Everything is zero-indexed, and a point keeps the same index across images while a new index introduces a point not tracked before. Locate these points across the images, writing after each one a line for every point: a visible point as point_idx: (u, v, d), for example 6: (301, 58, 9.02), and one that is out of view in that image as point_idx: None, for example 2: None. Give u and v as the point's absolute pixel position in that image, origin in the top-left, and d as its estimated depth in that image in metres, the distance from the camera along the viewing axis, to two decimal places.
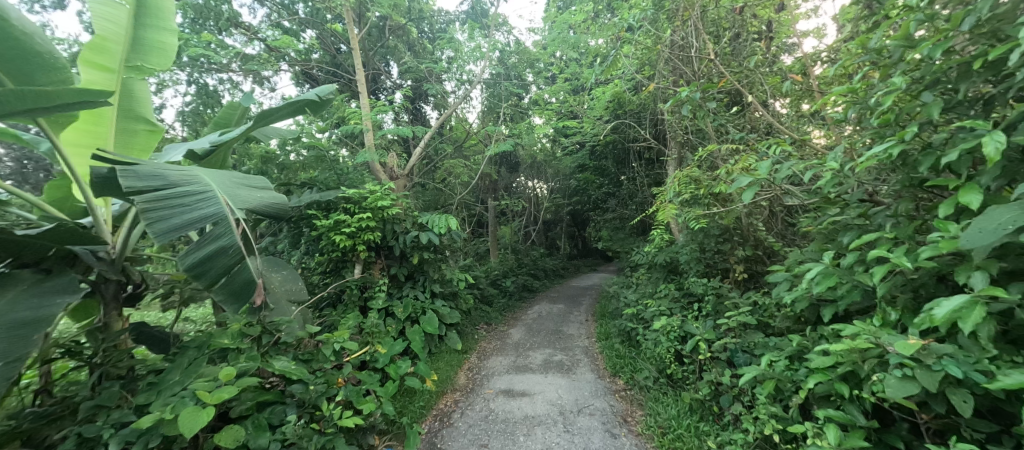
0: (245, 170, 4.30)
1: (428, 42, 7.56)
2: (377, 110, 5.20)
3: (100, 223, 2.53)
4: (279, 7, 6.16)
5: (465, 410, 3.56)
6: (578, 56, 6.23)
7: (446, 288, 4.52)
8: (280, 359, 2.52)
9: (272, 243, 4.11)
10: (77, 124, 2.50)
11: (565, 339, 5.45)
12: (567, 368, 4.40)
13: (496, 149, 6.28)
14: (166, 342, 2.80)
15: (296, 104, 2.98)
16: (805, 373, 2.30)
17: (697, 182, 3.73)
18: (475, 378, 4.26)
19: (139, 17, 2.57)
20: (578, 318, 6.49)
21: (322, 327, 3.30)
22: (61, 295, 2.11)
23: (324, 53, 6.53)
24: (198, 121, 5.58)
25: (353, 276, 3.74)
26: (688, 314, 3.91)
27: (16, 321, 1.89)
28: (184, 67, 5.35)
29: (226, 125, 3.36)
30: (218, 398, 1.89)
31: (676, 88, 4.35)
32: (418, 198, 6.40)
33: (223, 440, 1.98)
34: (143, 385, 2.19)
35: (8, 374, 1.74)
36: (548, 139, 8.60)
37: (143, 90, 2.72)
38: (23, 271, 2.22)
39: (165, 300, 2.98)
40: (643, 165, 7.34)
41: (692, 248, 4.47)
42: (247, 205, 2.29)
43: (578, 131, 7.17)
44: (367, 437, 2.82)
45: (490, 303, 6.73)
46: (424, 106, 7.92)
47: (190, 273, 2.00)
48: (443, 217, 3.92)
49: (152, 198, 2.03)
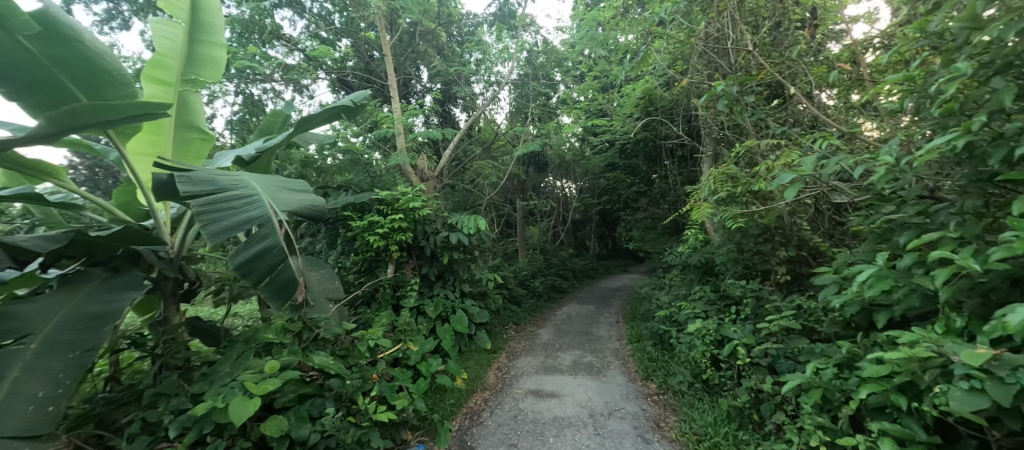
0: (287, 174, 4.54)
1: (457, 45, 7.68)
2: (408, 113, 5.35)
3: (161, 225, 2.75)
4: (316, 18, 6.46)
5: (495, 410, 3.59)
6: (607, 53, 6.14)
7: (476, 288, 4.58)
8: (319, 354, 2.64)
9: (311, 243, 4.31)
10: (141, 134, 2.73)
11: (595, 340, 5.37)
12: (598, 370, 4.34)
13: (524, 149, 6.30)
14: (217, 336, 3.00)
15: (332, 110, 3.08)
16: (856, 382, 2.14)
17: (734, 179, 3.58)
18: (504, 377, 4.28)
19: (193, 34, 2.77)
20: (609, 319, 6.38)
21: (358, 324, 3.43)
22: (128, 291, 2.31)
23: (359, 60, 6.78)
24: (245, 129, 5.97)
25: (386, 275, 3.86)
26: (725, 317, 3.75)
27: (91, 314, 2.11)
28: (232, 79, 5.74)
29: (270, 132, 3.55)
30: (263, 389, 2.01)
31: (710, 83, 4.19)
32: (447, 199, 6.52)
33: (268, 429, 2.10)
34: (197, 376, 2.36)
35: (85, 362, 1.94)
36: (577, 138, 8.51)
37: (197, 101, 2.92)
38: (95, 268, 2.45)
39: (216, 296, 3.19)
40: (676, 163, 7.13)
41: (730, 248, 4.28)
42: (289, 208, 2.43)
43: (607, 129, 7.06)
44: (400, 432, 2.90)
45: (519, 302, 6.75)
46: (453, 109, 8.06)
47: (239, 271, 2.13)
48: (472, 217, 3.98)
49: (206, 202, 2.19)
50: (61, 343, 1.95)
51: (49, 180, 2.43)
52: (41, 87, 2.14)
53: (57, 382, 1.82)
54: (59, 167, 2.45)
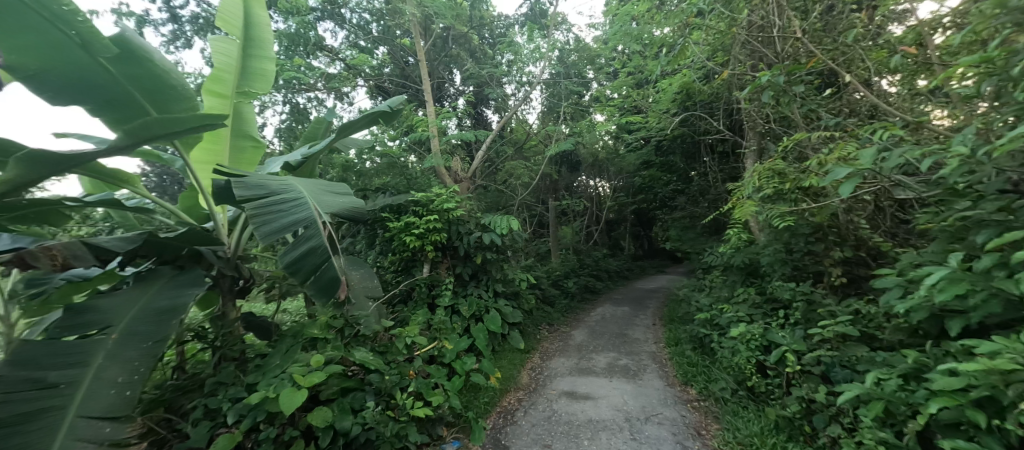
0: (329, 177, 4.78)
1: (489, 48, 7.76)
2: (442, 116, 5.48)
3: (219, 227, 2.98)
4: (356, 28, 6.75)
5: (528, 410, 3.60)
6: (642, 48, 5.98)
7: (508, 288, 4.60)
8: (360, 350, 2.75)
9: (352, 243, 4.50)
10: (202, 144, 2.95)
11: (631, 343, 5.24)
12: (634, 374, 4.24)
13: (556, 149, 6.26)
14: (268, 330, 3.20)
15: (370, 115, 3.22)
16: (924, 396, 1.96)
17: (782, 175, 3.35)
18: (538, 377, 4.28)
19: (246, 48, 2.97)
20: (645, 322, 6.20)
21: (396, 321, 3.55)
22: (191, 287, 2.53)
23: (395, 67, 7.01)
24: (291, 136, 6.35)
25: (422, 275, 3.97)
26: (773, 322, 3.54)
27: (161, 308, 2.33)
28: (280, 89, 6.11)
29: (314, 138, 3.75)
30: (309, 381, 2.13)
31: (753, 74, 3.97)
32: (480, 200, 6.60)
33: (314, 420, 2.22)
34: (252, 367, 2.54)
35: (156, 351, 2.13)
36: (611, 136, 8.35)
37: (250, 112, 3.14)
38: (164, 267, 2.69)
39: (267, 293, 3.42)
40: (716, 159, 6.85)
41: (777, 248, 4.03)
42: (331, 209, 2.55)
43: (642, 126, 6.87)
44: (437, 427, 2.99)
45: (552, 303, 6.71)
46: (485, 111, 8.15)
47: (287, 270, 2.28)
48: (505, 218, 4.02)
49: (259, 205, 2.36)
50: (137, 334, 2.18)
51: (124, 186, 2.68)
52: (117, 103, 2.37)
53: (133, 369, 2.03)
54: (132, 174, 2.70)
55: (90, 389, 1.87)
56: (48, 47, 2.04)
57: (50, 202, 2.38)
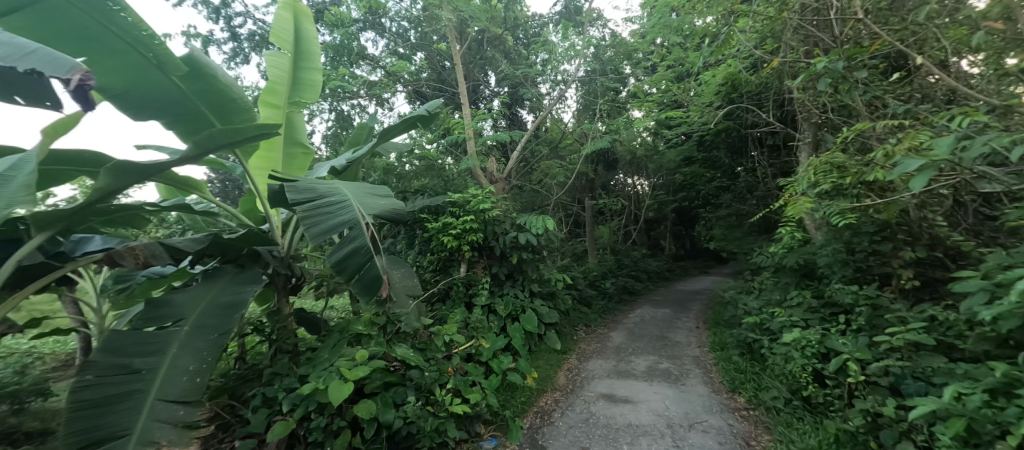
0: (371, 180, 5.00)
1: (524, 48, 7.77)
2: (478, 118, 5.57)
3: (274, 228, 3.19)
4: (395, 36, 7.01)
5: (566, 411, 3.57)
6: (682, 40, 5.74)
7: (545, 288, 4.59)
8: (401, 347, 2.85)
9: (393, 243, 4.67)
10: (259, 152, 3.15)
11: (673, 347, 5.04)
12: (676, 378, 4.08)
13: (592, 147, 6.17)
14: (318, 326, 3.40)
15: (409, 120, 3.33)
16: (1017, 415, 1.72)
17: (840, 169, 3.15)
18: (575, 379, 4.24)
19: (297, 62, 3.18)
20: (687, 324, 5.96)
21: (435, 319, 3.65)
22: (251, 284, 2.73)
23: (432, 72, 7.20)
24: (337, 142, 6.71)
25: (459, 274, 4.05)
26: (832, 328, 3.28)
27: (226, 303, 2.54)
28: (326, 98, 6.47)
29: (357, 144, 3.92)
30: (355, 375, 2.24)
31: (807, 61, 3.69)
32: (515, 200, 6.62)
33: (359, 412, 2.33)
34: (303, 360, 2.70)
35: (220, 343, 2.33)
36: (650, 132, 8.10)
37: (300, 121, 3.33)
38: (227, 265, 2.93)
39: (317, 290, 3.62)
40: (765, 152, 6.45)
41: (836, 248, 3.73)
42: (374, 211, 2.66)
43: (683, 121, 6.61)
44: (474, 425, 3.03)
45: (589, 304, 6.60)
46: (521, 111, 8.18)
47: (334, 268, 2.41)
48: (540, 218, 4.04)
49: (308, 208, 2.51)
50: (206, 326, 2.39)
51: (193, 192, 2.94)
52: (189, 117, 2.62)
53: (202, 358, 2.23)
54: (199, 181, 2.96)
55: (166, 376, 2.09)
56: (131, 69, 2.29)
57: (132, 208, 2.66)
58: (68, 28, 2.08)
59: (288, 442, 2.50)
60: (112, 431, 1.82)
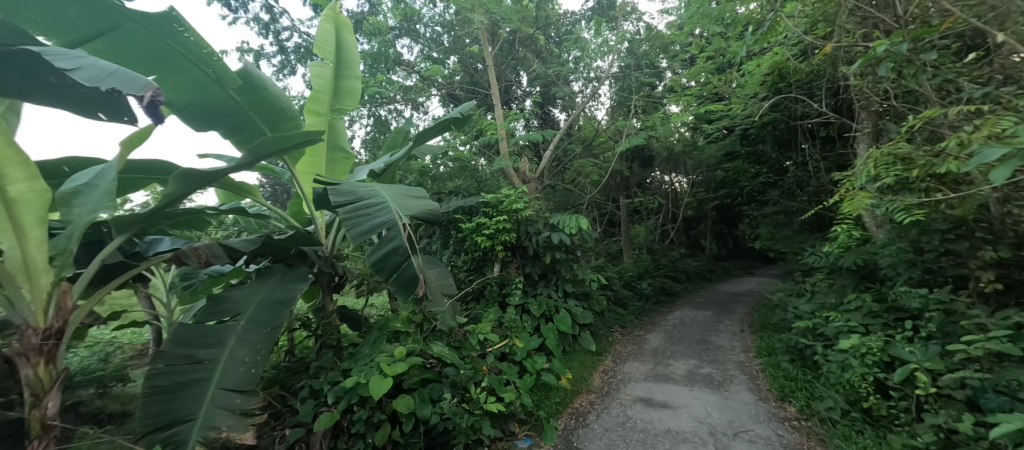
0: (408, 182, 5.16)
1: (556, 46, 7.73)
2: (510, 119, 5.62)
3: (319, 229, 3.35)
4: (429, 41, 7.20)
5: (601, 413, 3.51)
6: (723, 29, 5.47)
7: (579, 288, 4.55)
8: (437, 344, 2.91)
9: (428, 243, 4.78)
10: (305, 157, 3.32)
11: (715, 351, 4.82)
12: (718, 384, 3.90)
13: (627, 144, 6.04)
14: (359, 322, 3.55)
15: (443, 122, 3.40)
16: None
17: (906, 160, 2.87)
18: (610, 381, 4.16)
19: (339, 70, 3.33)
20: (730, 328, 5.68)
21: (469, 318, 3.71)
22: (298, 283, 2.89)
23: (465, 74, 7.31)
24: (375, 146, 6.99)
25: (493, 273, 4.09)
26: (897, 335, 3.01)
27: (277, 300, 2.71)
28: (365, 104, 6.74)
29: (394, 147, 4.06)
30: (394, 371, 2.32)
31: (865, 44, 3.40)
32: (548, 200, 6.60)
33: (398, 406, 2.41)
34: (346, 355, 2.83)
35: (273, 337, 2.50)
36: (688, 127, 7.81)
37: (342, 127, 3.48)
38: (278, 264, 3.11)
39: (358, 288, 3.79)
40: (817, 145, 6.04)
41: (901, 247, 3.41)
42: (411, 212, 2.74)
43: (724, 114, 6.29)
44: (509, 423, 3.04)
45: (625, 305, 6.44)
46: (553, 110, 8.16)
47: (374, 268, 2.52)
48: (574, 217, 4.01)
49: (350, 210, 2.63)
50: (259, 321, 2.56)
51: (246, 196, 3.16)
52: (242, 126, 2.82)
53: (256, 351, 2.40)
54: (252, 185, 3.17)
55: (226, 367, 2.27)
56: (193, 85, 2.49)
57: (195, 211, 2.90)
58: (138, 49, 2.28)
59: (333, 433, 2.62)
60: (182, 415, 2.03)
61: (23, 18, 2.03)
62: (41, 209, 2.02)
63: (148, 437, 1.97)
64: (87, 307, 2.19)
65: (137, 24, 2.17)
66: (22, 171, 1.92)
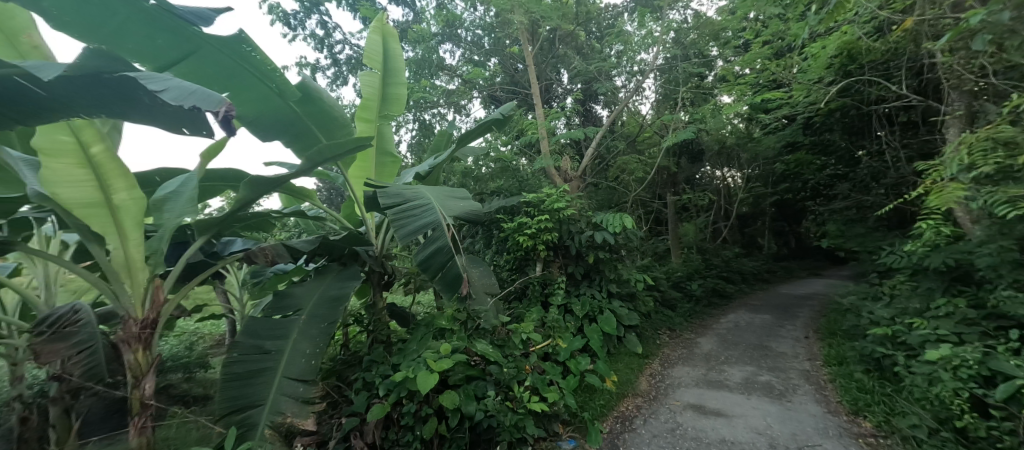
0: (451, 184, 5.31)
1: (597, 42, 7.56)
2: (551, 117, 5.61)
3: (369, 230, 3.51)
4: (470, 45, 7.37)
5: (648, 418, 3.40)
6: (782, 10, 5.07)
7: (623, 289, 4.42)
8: (481, 343, 2.96)
9: (471, 243, 4.87)
10: (357, 162, 3.49)
11: (775, 358, 4.47)
12: (779, 393, 3.62)
13: (674, 139, 5.79)
14: (407, 319, 3.69)
15: (485, 124, 3.45)
16: None
17: (1011, 145, 2.50)
18: (658, 385, 4.01)
19: (386, 78, 3.48)
20: (792, 333, 5.25)
21: (513, 317, 3.74)
22: (351, 280, 3.05)
23: (505, 75, 7.38)
24: (420, 150, 7.27)
25: (535, 273, 4.09)
26: (1000, 346, 2.63)
27: (334, 296, 2.89)
28: (410, 109, 7.01)
29: (439, 150, 4.17)
30: (440, 366, 2.39)
31: (954, 15, 3.00)
32: (590, 198, 6.48)
33: (444, 401, 2.48)
34: (395, 351, 2.96)
35: (329, 331, 2.67)
36: (742, 118, 7.32)
37: (389, 132, 3.63)
38: (333, 263, 3.30)
39: (406, 286, 3.94)
40: (896, 131, 5.44)
41: (1006, 245, 2.97)
42: (454, 212, 2.79)
43: (783, 102, 5.82)
44: (552, 424, 3.00)
45: (674, 307, 6.16)
46: (594, 107, 8.02)
47: (420, 267, 2.62)
48: (618, 216, 3.94)
49: (398, 212, 2.74)
50: (318, 316, 2.74)
51: (305, 200, 3.39)
52: (301, 136, 3.04)
53: (315, 343, 2.58)
54: (310, 190, 3.39)
55: (290, 358, 2.47)
56: (260, 100, 2.70)
57: (262, 215, 3.16)
58: (216, 72, 2.45)
59: (384, 424, 2.75)
60: (253, 400, 2.27)
61: (124, 49, 2.14)
62: (138, 215, 2.31)
63: (225, 419, 2.23)
64: (175, 300, 2.44)
65: (216, 48, 2.34)
66: (124, 181, 2.20)
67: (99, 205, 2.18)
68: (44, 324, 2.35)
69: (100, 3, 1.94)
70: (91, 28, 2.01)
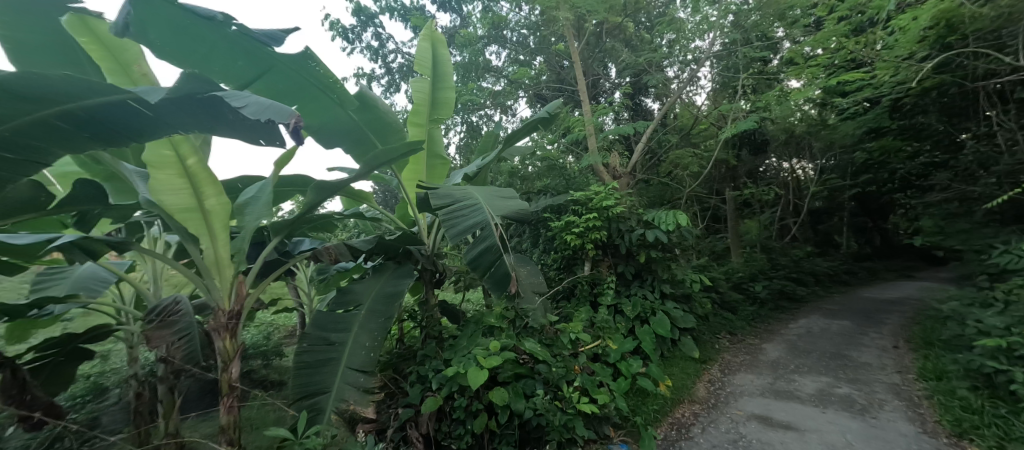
0: (499, 184, 5.38)
1: (647, 32, 7.25)
2: (598, 113, 5.50)
3: (421, 229, 3.63)
4: (516, 45, 7.38)
5: (707, 427, 3.21)
6: None
7: (678, 289, 4.23)
8: (530, 341, 2.96)
9: (519, 242, 4.90)
10: (409, 165, 3.64)
11: (857, 369, 4.01)
12: (861, 408, 3.25)
13: (733, 130, 5.40)
14: (457, 316, 3.79)
15: (532, 122, 3.44)
16: None
17: None
18: (717, 393, 3.78)
19: (435, 84, 3.60)
20: (877, 343, 4.69)
21: (561, 317, 3.71)
22: (405, 278, 3.19)
23: (551, 73, 7.34)
24: (468, 152, 7.46)
25: (583, 272, 4.01)
26: None
27: (390, 293, 3.04)
28: (459, 112, 7.20)
29: (485, 150, 4.23)
30: (489, 363, 2.42)
31: None
32: (641, 195, 6.25)
33: (494, 397, 2.52)
34: (446, 346, 3.05)
35: (386, 326, 2.82)
36: (814, 103, 6.68)
37: (438, 135, 3.74)
38: (388, 262, 3.46)
39: (456, 284, 4.05)
40: (1010, 109, 4.71)
41: None
42: (502, 212, 2.81)
43: (864, 84, 5.21)
44: (602, 426, 2.92)
45: (735, 309, 5.76)
46: (644, 100, 7.73)
47: (471, 265, 2.69)
48: (671, 213, 3.76)
49: (448, 212, 2.83)
50: (376, 311, 2.90)
51: (364, 202, 3.60)
52: (359, 142, 3.23)
53: (372, 337, 2.73)
54: (367, 192, 3.59)
55: (352, 350, 2.65)
56: (323, 110, 2.91)
57: (327, 216, 3.40)
58: (286, 87, 2.67)
59: (437, 416, 2.85)
60: (320, 387, 2.47)
61: (211, 71, 2.39)
62: (224, 218, 2.60)
63: (298, 402, 2.45)
64: (254, 294, 2.72)
65: (285, 64, 2.54)
66: (213, 188, 2.49)
67: (194, 210, 2.48)
68: (152, 313, 2.71)
69: (193, 32, 2.18)
70: (186, 55, 2.26)
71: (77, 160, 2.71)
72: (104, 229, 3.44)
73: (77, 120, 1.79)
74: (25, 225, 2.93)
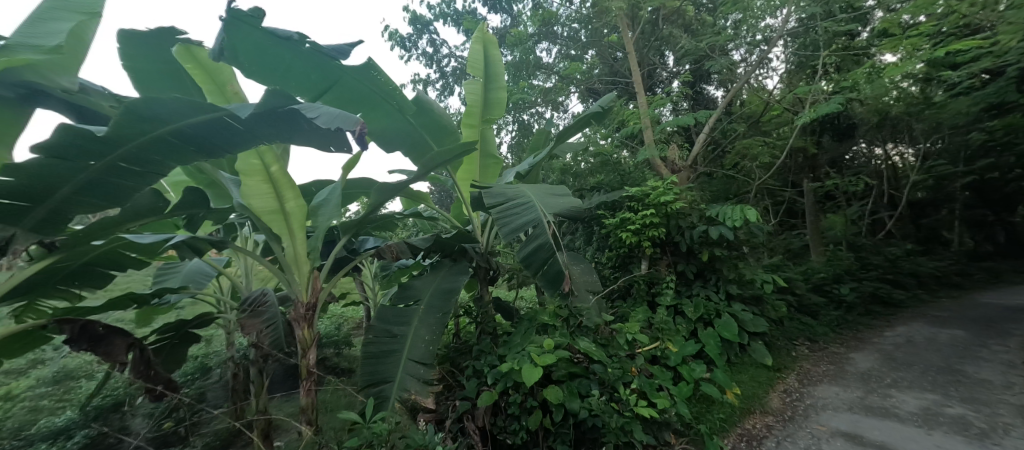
0: (551, 181, 5.35)
1: (709, 14, 6.77)
2: (655, 104, 5.25)
3: (475, 228, 3.71)
4: (567, 40, 7.27)
5: (783, 441, 2.93)
6: None
7: (746, 291, 3.92)
8: (584, 340, 2.90)
9: (572, 240, 4.84)
10: (463, 165, 3.73)
11: (973, 387, 3.43)
12: (978, 432, 2.77)
13: (812, 115, 4.85)
14: (510, 313, 3.85)
15: (584, 117, 3.37)
16: None
17: None
18: (794, 405, 3.45)
19: (487, 84, 3.65)
20: (1002, 357, 3.97)
21: (616, 317, 3.60)
22: (460, 275, 3.29)
23: (604, 66, 7.13)
24: (520, 150, 7.50)
25: (640, 271, 3.85)
26: None
27: (446, 289, 3.15)
28: (510, 111, 7.25)
29: (537, 148, 4.21)
30: (543, 361, 2.40)
31: None
32: (703, 190, 5.86)
33: (548, 395, 2.51)
34: (500, 343, 3.09)
35: (443, 321, 2.94)
36: (915, 78, 5.80)
37: (490, 135, 3.79)
38: (445, 260, 3.58)
39: (509, 282, 4.11)
40: None
41: None
42: (554, 210, 2.79)
43: (982, 52, 4.42)
44: (663, 432, 2.78)
45: (815, 314, 5.20)
46: (707, 87, 7.23)
47: (523, 263, 2.71)
48: (739, 208, 3.48)
49: (501, 210, 2.86)
50: (434, 306, 3.03)
51: (421, 202, 3.77)
52: (417, 144, 3.37)
53: (430, 332, 2.86)
54: (424, 193, 3.75)
55: (412, 343, 2.80)
56: (384, 115, 3.08)
57: (389, 216, 3.61)
58: (351, 96, 2.86)
59: (492, 410, 2.91)
60: (385, 376, 2.63)
61: (288, 86, 2.63)
62: (302, 218, 2.87)
63: (366, 389, 2.63)
64: (327, 288, 2.96)
65: (350, 75, 2.72)
66: (292, 192, 2.75)
67: (277, 212, 2.76)
68: (246, 304, 3.07)
69: (272, 53, 2.41)
70: (267, 73, 2.51)
71: (184, 170, 3.14)
72: (207, 230, 3.96)
73: (184, 136, 2.05)
74: (148, 227, 3.47)
